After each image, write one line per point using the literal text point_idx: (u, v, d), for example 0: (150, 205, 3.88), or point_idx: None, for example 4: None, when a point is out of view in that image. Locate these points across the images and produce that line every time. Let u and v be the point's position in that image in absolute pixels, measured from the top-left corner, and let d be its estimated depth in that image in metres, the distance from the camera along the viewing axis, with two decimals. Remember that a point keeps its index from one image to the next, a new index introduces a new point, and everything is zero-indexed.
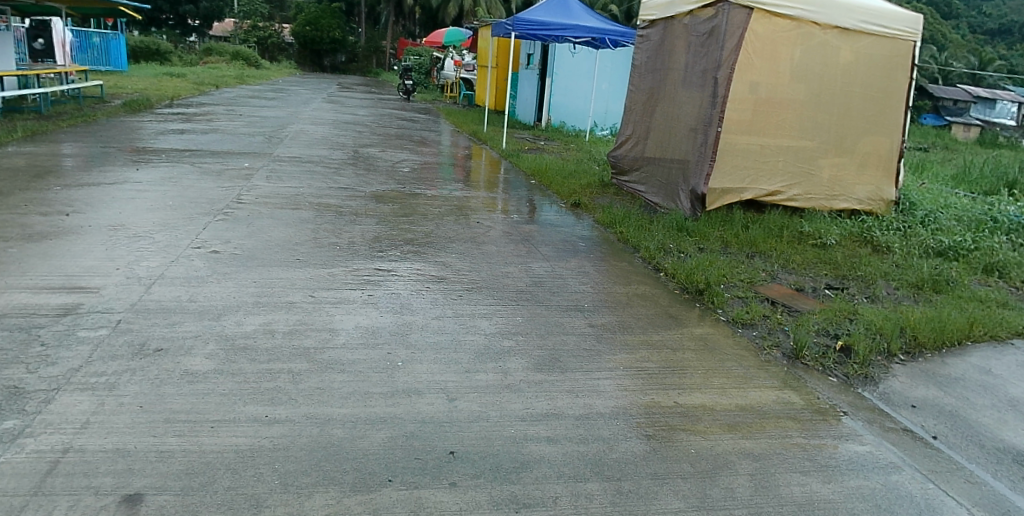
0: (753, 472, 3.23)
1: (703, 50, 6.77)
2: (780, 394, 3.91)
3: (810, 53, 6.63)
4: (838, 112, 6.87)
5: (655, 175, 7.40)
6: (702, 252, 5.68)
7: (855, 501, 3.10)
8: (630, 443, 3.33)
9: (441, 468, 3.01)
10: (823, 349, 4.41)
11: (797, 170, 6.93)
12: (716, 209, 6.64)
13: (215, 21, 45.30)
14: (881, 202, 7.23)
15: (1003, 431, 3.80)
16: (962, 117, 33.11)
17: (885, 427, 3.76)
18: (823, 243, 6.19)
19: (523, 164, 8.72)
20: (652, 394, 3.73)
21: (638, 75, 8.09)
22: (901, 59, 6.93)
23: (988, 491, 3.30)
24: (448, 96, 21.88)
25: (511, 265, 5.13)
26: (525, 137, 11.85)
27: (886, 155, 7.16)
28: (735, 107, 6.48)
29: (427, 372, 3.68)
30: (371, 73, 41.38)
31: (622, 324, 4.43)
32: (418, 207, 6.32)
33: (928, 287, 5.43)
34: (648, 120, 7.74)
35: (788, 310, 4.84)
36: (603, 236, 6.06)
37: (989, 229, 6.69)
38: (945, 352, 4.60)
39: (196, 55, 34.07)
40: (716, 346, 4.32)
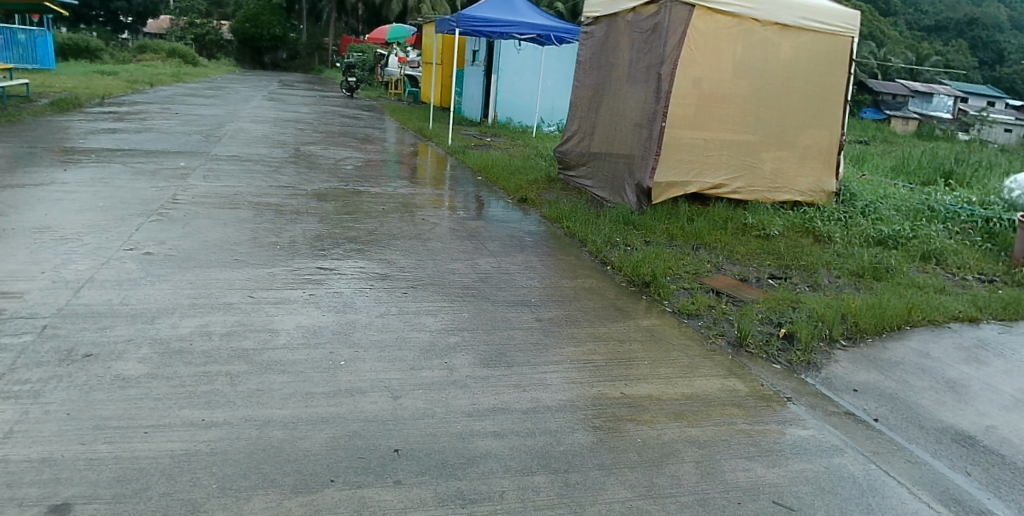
0: (699, 459, 3.26)
1: (647, 46, 6.82)
2: (725, 382, 3.95)
3: (750, 49, 6.74)
4: (779, 106, 7.01)
5: (602, 170, 7.43)
6: (648, 245, 5.71)
7: (799, 484, 3.18)
8: (577, 435, 3.32)
9: (386, 467, 2.95)
10: (766, 337, 4.48)
11: (739, 163, 7.04)
12: (661, 203, 6.71)
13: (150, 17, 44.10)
14: (822, 194, 7.40)
15: (940, 412, 4.00)
16: (897, 113, 34.39)
17: (828, 411, 3.87)
18: (766, 234, 6.30)
19: (469, 160, 8.67)
20: (599, 386, 3.72)
21: (583, 71, 8.09)
22: (839, 54, 7.11)
23: (927, 470, 3.46)
24: (391, 93, 21.65)
25: (457, 262, 5.07)
26: (471, 134, 11.82)
27: (826, 148, 7.33)
28: (678, 102, 6.55)
29: (372, 370, 3.60)
30: (315, 70, 40.71)
31: (569, 317, 4.41)
32: (361, 205, 6.21)
33: (869, 274, 5.57)
34: (593, 115, 7.76)
35: (733, 300, 4.90)
36: (550, 231, 6.04)
37: (926, 219, 6.94)
38: (885, 337, 4.74)
39: (130, 53, 33.09)
40: (663, 337, 4.34)
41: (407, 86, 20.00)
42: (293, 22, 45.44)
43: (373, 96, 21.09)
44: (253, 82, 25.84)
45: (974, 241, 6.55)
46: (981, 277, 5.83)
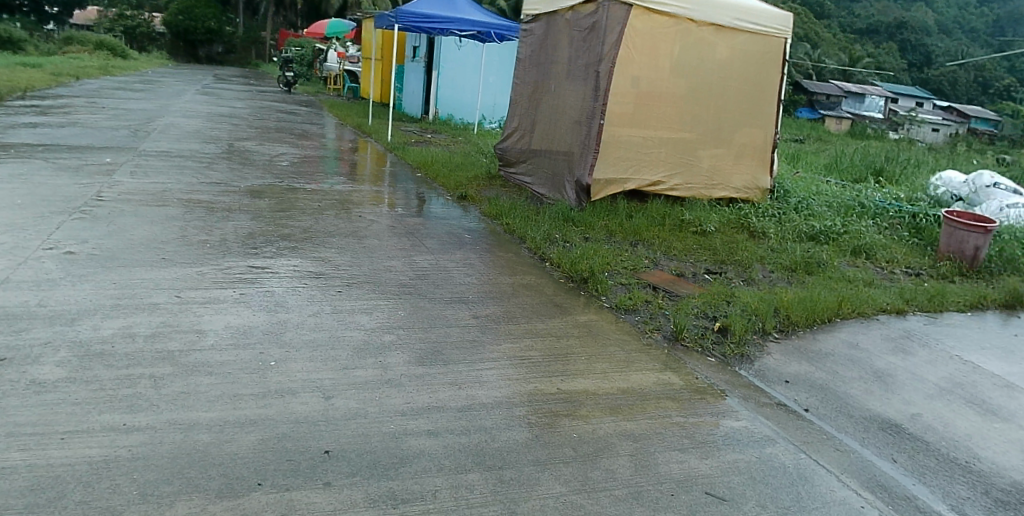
0: (634, 453, 3.29)
1: (586, 44, 6.85)
2: (661, 376, 3.99)
3: (687, 49, 6.84)
4: (715, 105, 7.14)
5: (542, 167, 7.44)
6: (587, 241, 5.75)
7: (731, 475, 3.24)
8: (513, 432, 3.30)
9: (315, 468, 2.88)
10: (701, 330, 4.55)
11: (677, 160, 7.14)
12: (600, 200, 6.76)
13: (75, 8, 42.33)
14: (756, 191, 7.57)
15: (868, 401, 4.15)
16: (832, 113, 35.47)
17: (760, 402, 3.95)
18: (702, 230, 6.40)
19: (409, 157, 8.58)
20: (536, 382, 3.72)
21: (523, 68, 8.07)
22: (773, 55, 7.27)
23: (855, 458, 3.59)
24: (331, 89, 21.31)
25: (394, 259, 5.01)
26: (411, 130, 11.73)
27: (760, 146, 7.50)
28: (616, 100, 6.60)
29: (303, 371, 3.52)
30: (254, 64, 39.78)
31: (507, 314, 4.40)
32: (296, 202, 6.09)
33: (801, 269, 5.72)
34: (533, 113, 7.76)
35: (670, 295, 4.96)
36: (489, 227, 6.02)
37: (856, 215, 7.19)
38: (816, 329, 4.87)
39: (55, 45, 31.75)
40: (600, 332, 4.36)
41: (346, 81, 19.72)
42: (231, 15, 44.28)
43: (311, 91, 20.72)
44: (186, 75, 25.08)
45: (901, 236, 6.85)
46: (908, 271, 6.10)
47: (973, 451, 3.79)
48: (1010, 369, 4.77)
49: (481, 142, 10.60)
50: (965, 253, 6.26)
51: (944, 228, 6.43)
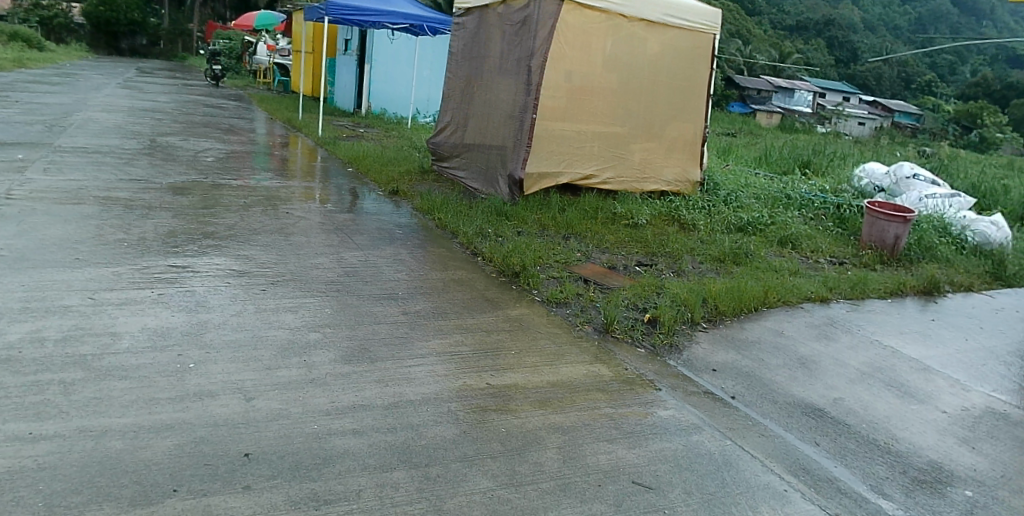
0: (562, 445, 3.31)
1: (517, 38, 6.84)
2: (590, 368, 4.02)
3: (618, 44, 6.92)
4: (646, 99, 7.24)
5: (475, 161, 7.40)
6: (519, 235, 5.75)
7: (658, 464, 3.29)
8: (440, 428, 3.28)
9: (234, 472, 2.80)
10: (631, 322, 4.60)
11: (609, 154, 7.21)
12: (533, 194, 6.77)
13: None
14: (687, 184, 7.71)
15: (792, 387, 4.27)
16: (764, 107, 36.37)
17: (688, 391, 4.03)
18: (634, 223, 6.48)
19: (340, 152, 8.45)
20: (465, 377, 3.71)
21: (455, 62, 8.02)
22: (703, 51, 7.43)
23: (779, 443, 3.69)
24: (262, 83, 20.82)
25: (321, 256, 4.93)
26: (344, 125, 11.55)
27: (691, 140, 7.64)
28: (548, 94, 6.62)
29: (223, 372, 3.43)
30: (181, 57, 38.49)
31: (437, 310, 4.37)
32: (221, 199, 5.93)
33: (729, 260, 5.85)
34: (466, 107, 7.71)
35: (601, 288, 5.01)
36: (422, 222, 5.98)
37: (783, 206, 7.40)
38: (743, 318, 4.99)
39: None
40: (530, 325, 4.37)
41: (276, 74, 19.23)
42: (158, 6, 42.78)
43: (240, 85, 20.13)
44: (108, 68, 24.09)
45: (826, 226, 7.09)
46: (832, 260, 6.31)
47: (892, 433, 3.95)
48: (925, 352, 5.00)
49: (415, 136, 10.50)
50: (886, 242, 6.52)
51: (867, 218, 6.68)
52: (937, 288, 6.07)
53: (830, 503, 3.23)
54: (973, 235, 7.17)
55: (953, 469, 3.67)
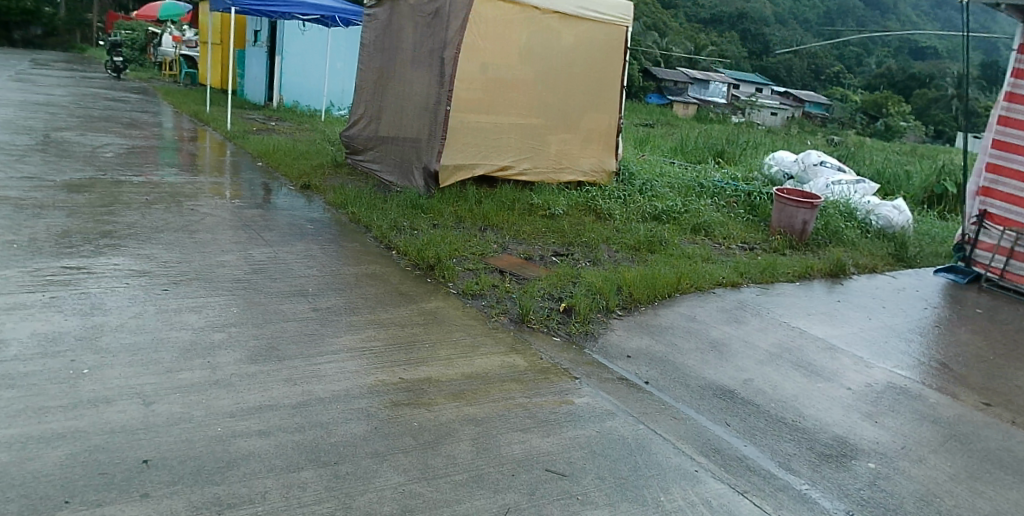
0: (476, 437, 3.31)
1: (429, 30, 6.78)
2: (506, 359, 4.04)
3: (533, 36, 6.98)
4: (560, 91, 7.34)
5: (389, 154, 7.31)
6: (435, 228, 5.72)
7: (571, 451, 3.34)
8: (350, 425, 3.24)
9: (131, 480, 2.68)
10: (547, 312, 4.65)
11: (525, 146, 7.26)
12: (450, 186, 6.75)
13: None
14: (603, 174, 7.87)
15: (703, 370, 4.40)
16: (682, 98, 37.27)
17: (603, 378, 4.10)
18: (551, 213, 6.54)
19: (249, 146, 8.21)
20: (378, 373, 3.67)
21: (366, 54, 7.79)
22: (615, 43, 7.60)
23: (691, 425, 3.79)
24: (166, 75, 20.07)
25: (228, 253, 4.79)
26: (255, 118, 11.23)
27: (606, 130, 7.81)
28: (464, 86, 6.61)
29: (120, 376, 3.29)
30: (81, 48, 36.60)
31: (349, 305, 4.31)
32: (121, 196, 5.68)
33: (644, 248, 5.97)
34: (378, 99, 7.59)
35: (517, 279, 5.03)
36: (334, 217, 5.88)
37: (696, 195, 7.61)
38: (657, 304, 5.11)
39: None
40: (445, 318, 4.36)
41: (182, 66, 18.44)
42: None
43: (144, 78, 19.25)
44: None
45: (737, 213, 7.33)
46: (743, 246, 6.53)
47: (799, 410, 4.11)
48: (830, 332, 5.24)
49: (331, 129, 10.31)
50: (795, 227, 6.78)
51: (776, 204, 6.92)
52: (843, 270, 6.35)
53: (740, 481, 3.34)
54: (877, 219, 7.53)
55: (856, 443, 3.86)
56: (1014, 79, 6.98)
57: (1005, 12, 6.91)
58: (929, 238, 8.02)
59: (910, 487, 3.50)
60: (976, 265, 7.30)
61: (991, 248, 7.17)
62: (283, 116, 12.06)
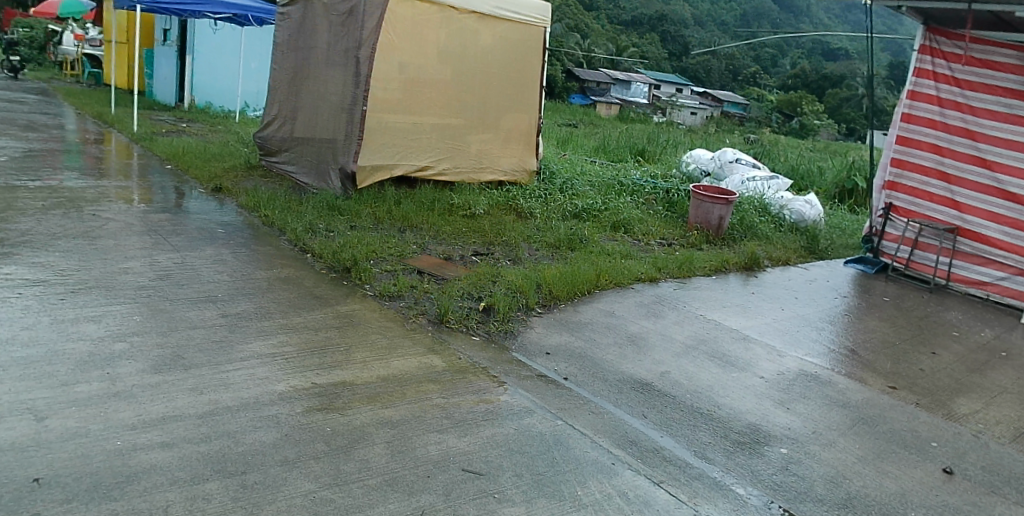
0: (390, 440, 3.28)
1: (343, 29, 6.70)
2: (423, 360, 4.03)
3: (450, 36, 7.01)
4: (478, 91, 7.39)
5: (304, 154, 7.20)
6: (352, 230, 5.65)
7: (488, 449, 3.35)
8: (259, 433, 3.16)
9: (21, 500, 2.54)
10: (466, 311, 4.65)
11: (444, 145, 7.28)
12: (367, 187, 6.71)
13: None
14: (523, 173, 7.98)
15: (622, 364, 4.48)
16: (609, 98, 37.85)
17: (522, 375, 4.13)
18: (471, 213, 6.55)
19: (157, 149, 7.92)
20: (292, 379, 3.60)
21: (280, 53, 7.58)
22: (532, 43, 7.71)
23: (609, 420, 3.85)
24: (69, 75, 19.16)
25: (132, 260, 4.62)
26: (166, 119, 10.87)
27: (525, 130, 7.92)
28: (381, 85, 6.56)
29: (9, 392, 3.13)
30: None
31: (260, 310, 4.22)
32: (14, 202, 5.40)
33: (564, 246, 6.04)
34: (291, 99, 7.45)
35: (435, 279, 5.02)
36: (247, 220, 5.74)
37: (616, 192, 7.76)
38: (577, 301, 5.19)
39: None
40: (361, 321, 4.31)
41: (86, 65, 17.65)
42: None
43: (43, 78, 18.31)
44: None
45: (656, 210, 7.51)
46: (661, 242, 6.69)
47: (714, 400, 4.23)
48: (744, 323, 5.41)
49: (245, 131, 10.06)
50: (711, 223, 6.99)
51: (693, 201, 7.11)
52: (757, 263, 6.57)
53: (656, 472, 3.42)
54: (790, 214, 7.82)
55: (769, 429, 4.00)
56: (915, 78, 7.40)
57: (905, 14, 7.15)
58: (839, 231, 8.39)
59: (820, 470, 3.65)
60: (883, 255, 7.64)
61: (897, 239, 7.55)
62: (196, 118, 11.67)
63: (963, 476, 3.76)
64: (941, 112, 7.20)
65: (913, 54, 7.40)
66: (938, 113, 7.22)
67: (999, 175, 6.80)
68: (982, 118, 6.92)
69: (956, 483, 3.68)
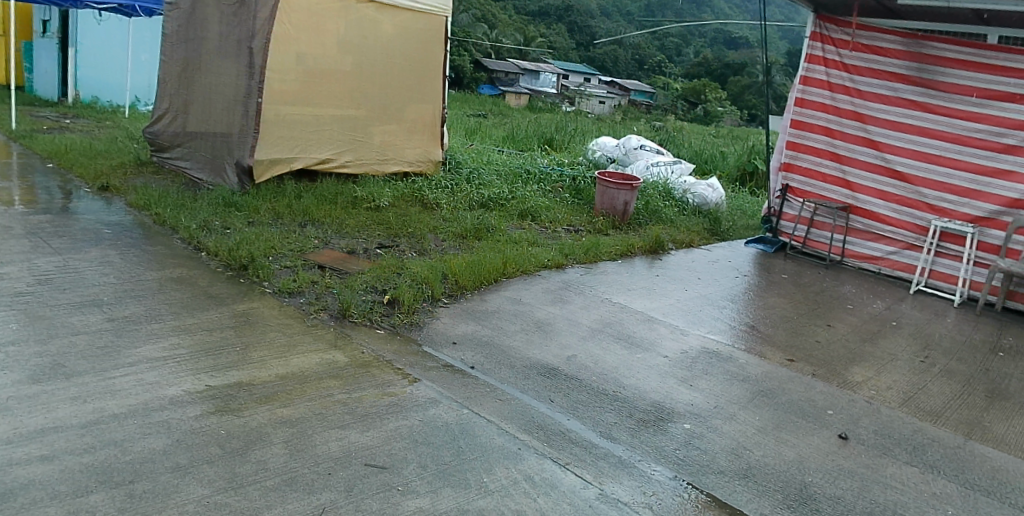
0: (289, 439, 3.23)
1: (235, 19, 6.50)
2: (325, 356, 3.99)
3: (350, 26, 6.92)
4: (379, 81, 7.33)
5: (198, 149, 6.98)
6: (250, 226, 5.53)
7: (392, 442, 3.34)
8: (149, 440, 3.05)
9: None
10: (369, 305, 4.63)
11: (346, 138, 7.21)
12: (266, 182, 6.58)
13: None
14: (429, 164, 7.98)
15: (529, 350, 4.55)
16: (524, 87, 38.08)
17: (427, 366, 4.14)
18: (376, 205, 6.49)
19: (36, 147, 7.50)
20: (184, 382, 3.51)
21: (169, 45, 7.29)
22: (435, 32, 7.69)
23: (515, 405, 3.91)
24: None
25: (8, 265, 4.37)
26: (49, 116, 10.29)
27: (430, 120, 7.92)
28: (276, 77, 6.44)
29: None
30: None
31: (150, 312, 4.09)
32: None
33: (471, 235, 6.08)
34: (183, 92, 7.20)
35: (337, 273, 4.98)
36: (138, 220, 5.52)
37: (523, 181, 7.85)
38: (484, 290, 5.24)
39: None
40: (259, 320, 4.23)
41: None
42: None
43: None
44: None
45: (563, 197, 7.64)
46: (567, 228, 6.82)
47: (619, 381, 4.35)
48: (648, 305, 5.58)
49: (135, 126, 9.63)
50: (617, 209, 7.17)
51: (599, 187, 7.27)
52: (661, 246, 6.78)
53: (562, 454, 3.50)
54: (693, 197, 8.10)
55: (672, 407, 4.15)
56: (807, 64, 7.74)
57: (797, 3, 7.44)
58: (741, 213, 8.73)
59: (721, 443, 3.81)
60: (781, 235, 8.01)
61: (794, 219, 7.93)
62: (84, 113, 11.08)
63: (856, 441, 4.00)
64: (832, 96, 7.57)
65: (805, 41, 7.73)
66: (829, 97, 7.58)
67: (886, 155, 7.22)
68: (870, 101, 7.30)
69: (850, 447, 3.92)
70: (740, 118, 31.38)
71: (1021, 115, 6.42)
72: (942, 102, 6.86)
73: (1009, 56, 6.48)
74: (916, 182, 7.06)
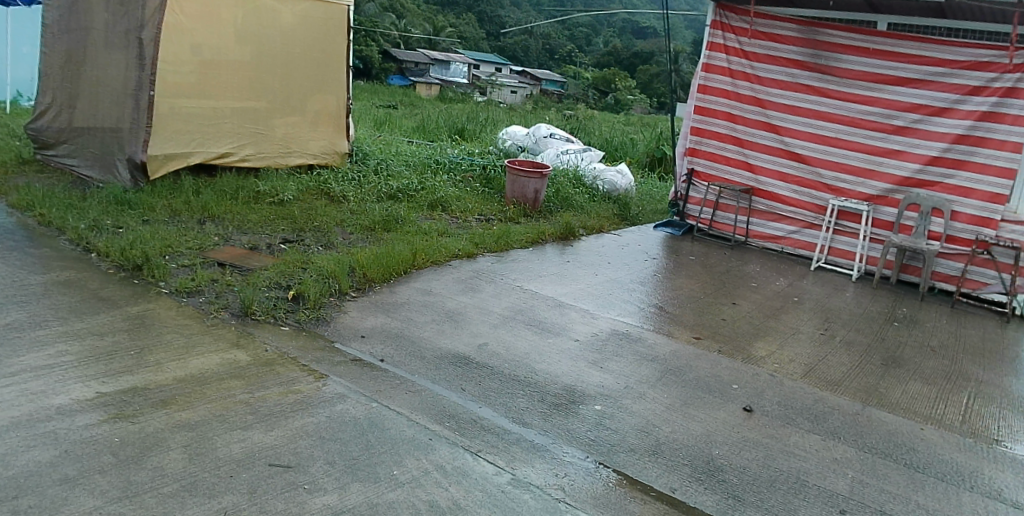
0: (188, 443, 3.15)
1: (122, 8, 6.22)
2: (225, 355, 3.90)
3: (246, 15, 6.74)
4: (279, 72, 7.16)
5: (86, 146, 6.66)
6: (145, 225, 5.33)
7: (299, 440, 3.30)
8: (33, 453, 2.92)
9: None
10: (273, 302, 4.54)
11: (246, 130, 7.02)
12: (160, 178, 6.38)
13: None
14: (335, 155, 7.84)
15: (439, 340, 4.58)
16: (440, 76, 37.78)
17: (335, 361, 4.11)
18: (280, 199, 6.36)
19: None
20: (71, 390, 3.36)
21: (51, 36, 6.91)
22: (336, 21, 7.55)
23: (427, 396, 3.94)
24: None
25: None
26: None
27: (335, 111, 7.77)
28: (170, 69, 6.24)
29: None
30: None
31: (34, 319, 3.90)
32: None
33: (379, 227, 6.04)
34: (66, 85, 6.83)
35: (238, 270, 4.87)
36: (22, 221, 5.23)
37: (432, 171, 7.87)
38: (392, 282, 5.23)
39: None
40: (154, 321, 4.10)
41: None
42: None
43: None
44: None
45: (474, 187, 7.68)
46: (477, 217, 6.87)
47: (530, 367, 4.43)
48: (559, 290, 5.68)
49: (18, 123, 9.06)
50: (528, 197, 7.27)
51: (510, 176, 7.33)
52: (572, 233, 6.91)
53: (473, 442, 3.55)
54: (603, 184, 8.29)
55: (583, 389, 4.26)
56: (709, 52, 7.99)
57: None
58: (649, 198, 8.98)
59: (631, 422, 3.94)
60: (688, 218, 8.28)
61: (700, 202, 8.21)
62: None
63: (760, 412, 4.21)
64: (733, 83, 7.85)
65: (706, 29, 7.97)
66: (730, 83, 7.86)
67: (785, 138, 7.55)
68: (769, 87, 7.62)
69: (753, 419, 4.12)
70: (648, 106, 32.12)
71: (908, 97, 6.83)
72: (836, 86, 7.23)
73: (896, 42, 6.87)
74: (813, 163, 7.41)
